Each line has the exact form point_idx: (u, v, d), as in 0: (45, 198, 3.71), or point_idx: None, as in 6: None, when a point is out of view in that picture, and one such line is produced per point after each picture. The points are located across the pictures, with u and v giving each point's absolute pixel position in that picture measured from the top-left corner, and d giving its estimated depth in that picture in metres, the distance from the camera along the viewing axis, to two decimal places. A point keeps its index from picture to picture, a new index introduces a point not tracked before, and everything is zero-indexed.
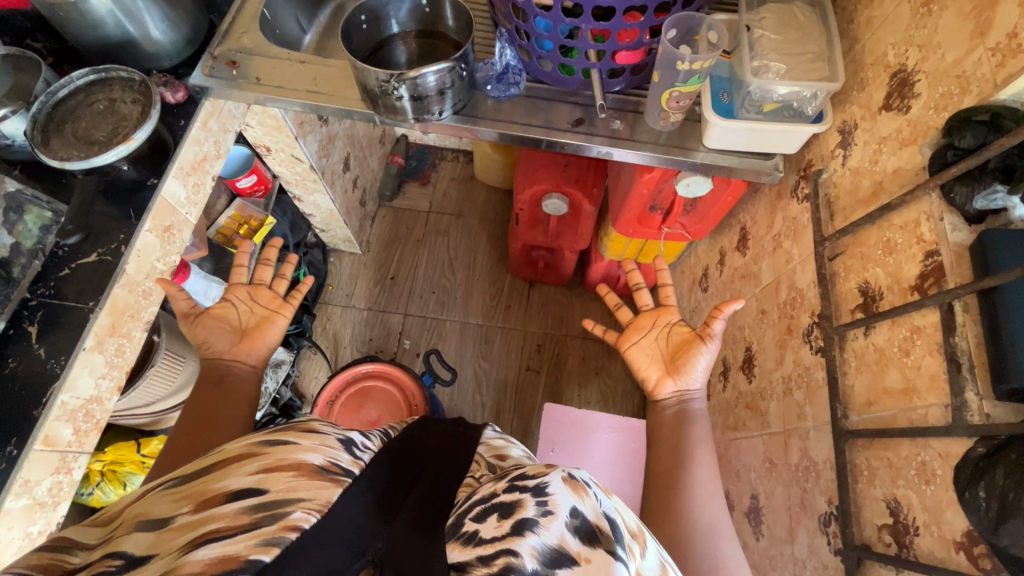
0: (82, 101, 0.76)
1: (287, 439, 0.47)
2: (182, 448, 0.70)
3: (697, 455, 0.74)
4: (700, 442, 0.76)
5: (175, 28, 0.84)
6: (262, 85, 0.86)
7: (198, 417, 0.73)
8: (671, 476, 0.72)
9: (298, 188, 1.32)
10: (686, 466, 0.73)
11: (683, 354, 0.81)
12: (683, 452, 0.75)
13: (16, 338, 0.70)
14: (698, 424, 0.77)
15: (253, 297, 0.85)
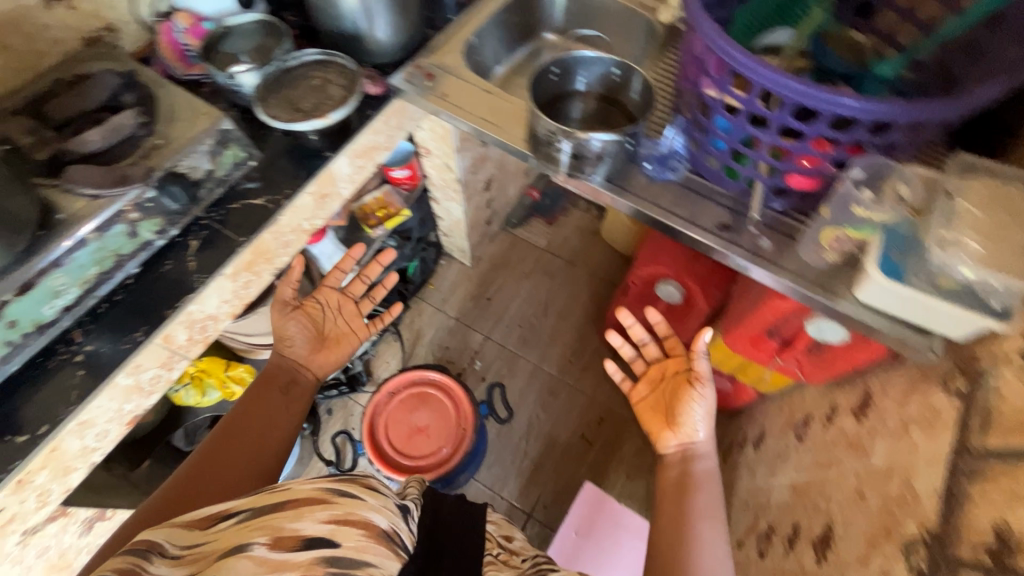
0: (304, 74, 0.88)
1: (354, 493, 0.54)
2: (235, 433, 0.81)
3: (699, 496, 0.83)
4: (702, 486, 0.85)
5: (397, 34, 0.95)
6: (444, 100, 0.94)
7: (256, 409, 0.85)
8: (676, 512, 0.81)
9: (440, 192, 1.41)
10: (690, 503, 0.82)
11: (682, 400, 0.95)
12: (690, 492, 0.84)
13: (180, 245, 0.82)
14: (701, 470, 0.88)
15: (339, 310, 1.04)
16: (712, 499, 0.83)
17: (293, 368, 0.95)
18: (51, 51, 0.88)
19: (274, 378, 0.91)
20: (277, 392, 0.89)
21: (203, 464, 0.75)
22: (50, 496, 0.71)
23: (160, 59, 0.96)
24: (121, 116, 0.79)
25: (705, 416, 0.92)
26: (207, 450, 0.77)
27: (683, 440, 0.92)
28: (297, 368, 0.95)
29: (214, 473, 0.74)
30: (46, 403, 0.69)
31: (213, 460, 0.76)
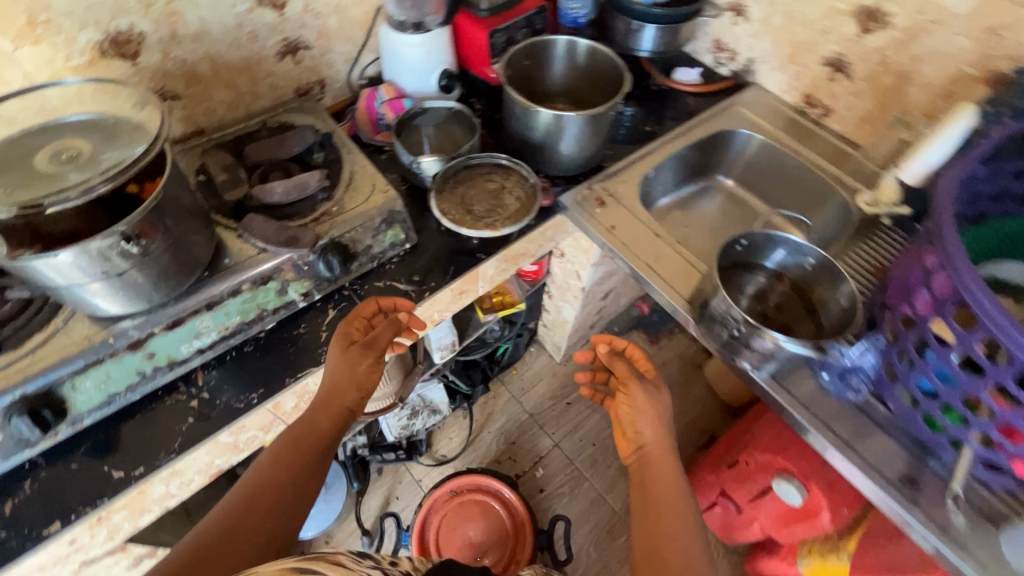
0: (484, 175, 0.88)
1: (315, 568, 0.46)
2: (275, 482, 0.59)
3: (666, 504, 0.66)
4: (658, 492, 0.67)
5: (581, 154, 0.93)
6: (611, 234, 0.89)
7: (302, 449, 0.63)
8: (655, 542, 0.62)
9: (559, 290, 1.36)
10: (661, 520, 0.64)
11: (642, 409, 0.73)
12: (656, 504, 0.66)
13: (317, 311, 0.81)
14: (658, 467, 0.70)
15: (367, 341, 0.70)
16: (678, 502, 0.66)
17: (333, 383, 0.68)
18: (265, 95, 0.94)
19: (324, 395, 0.67)
20: (333, 419, 0.67)
21: (224, 533, 0.53)
22: (115, 536, 0.69)
23: (352, 120, 1.00)
24: (308, 176, 0.81)
25: (642, 414, 0.73)
26: (233, 512, 0.55)
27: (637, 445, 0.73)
28: (344, 389, 0.68)
29: (239, 541, 0.53)
30: (149, 443, 0.68)
31: (237, 528, 0.54)
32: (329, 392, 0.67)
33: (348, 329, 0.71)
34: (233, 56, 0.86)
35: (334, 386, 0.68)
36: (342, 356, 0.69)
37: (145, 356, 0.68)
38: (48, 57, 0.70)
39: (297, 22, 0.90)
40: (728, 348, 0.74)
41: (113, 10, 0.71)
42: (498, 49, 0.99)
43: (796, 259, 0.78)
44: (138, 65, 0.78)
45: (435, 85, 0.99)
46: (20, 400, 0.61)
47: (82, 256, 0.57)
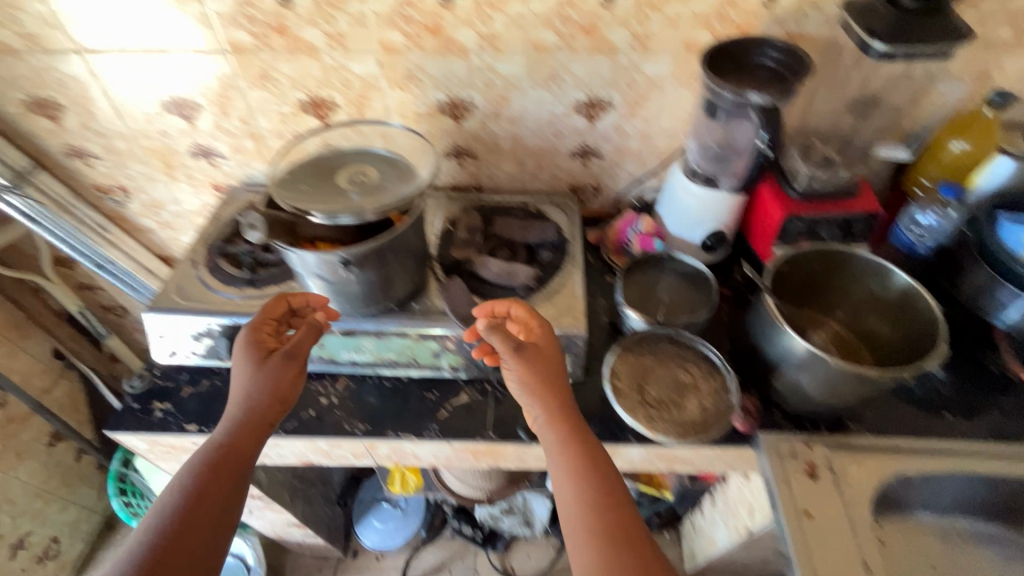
0: (682, 359, 0.74)
1: None
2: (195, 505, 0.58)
3: (605, 528, 0.55)
4: (588, 506, 0.57)
5: (819, 398, 0.72)
6: (799, 520, 0.65)
7: (222, 466, 0.62)
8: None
9: (722, 507, 1.10)
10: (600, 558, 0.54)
11: (546, 385, 0.65)
12: (591, 523, 0.56)
13: (455, 386, 0.81)
14: (575, 457, 0.61)
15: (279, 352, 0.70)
16: (612, 506, 0.57)
17: (248, 395, 0.67)
18: (543, 180, 1.00)
19: (240, 404, 0.66)
20: (257, 434, 0.66)
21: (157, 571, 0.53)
22: None
23: (603, 233, 0.99)
24: (521, 268, 0.83)
25: (540, 385, 0.65)
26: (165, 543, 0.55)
27: (551, 448, 0.63)
28: (258, 394, 0.67)
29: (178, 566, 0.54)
30: (277, 408, 0.79)
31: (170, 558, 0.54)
32: (243, 402, 0.66)
33: (262, 338, 0.71)
34: (534, 142, 0.94)
35: (251, 399, 0.66)
36: (254, 371, 0.68)
37: (317, 343, 0.80)
38: (405, 100, 0.87)
39: (603, 134, 0.93)
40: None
41: (464, 83, 0.85)
42: (791, 235, 0.84)
43: None
44: (460, 125, 0.91)
45: (698, 239, 0.90)
46: (231, 326, 0.78)
47: (318, 260, 0.68)
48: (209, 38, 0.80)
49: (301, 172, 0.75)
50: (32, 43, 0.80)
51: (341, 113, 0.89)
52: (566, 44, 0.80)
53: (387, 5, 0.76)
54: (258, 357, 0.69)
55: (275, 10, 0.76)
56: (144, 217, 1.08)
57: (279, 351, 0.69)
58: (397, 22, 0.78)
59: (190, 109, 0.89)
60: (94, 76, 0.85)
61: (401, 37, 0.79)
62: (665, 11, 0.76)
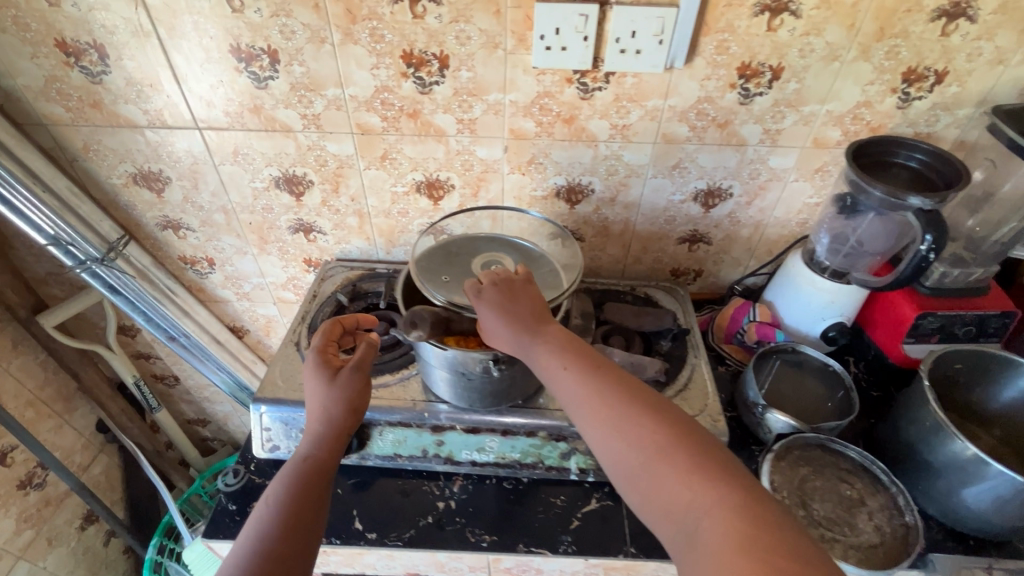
0: (841, 469, 0.69)
1: None
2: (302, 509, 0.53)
3: (652, 439, 0.47)
4: (612, 401, 0.50)
5: (992, 519, 0.67)
6: None
7: (302, 474, 0.56)
8: (684, 511, 0.43)
9: None
10: (664, 476, 0.45)
11: (533, 321, 0.59)
12: (636, 436, 0.48)
13: (581, 491, 0.75)
14: (591, 382, 0.53)
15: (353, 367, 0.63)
16: (657, 416, 0.49)
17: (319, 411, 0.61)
18: (646, 264, 0.98)
19: (315, 421, 0.61)
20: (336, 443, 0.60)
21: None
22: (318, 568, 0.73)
23: (710, 318, 0.96)
24: (648, 361, 0.79)
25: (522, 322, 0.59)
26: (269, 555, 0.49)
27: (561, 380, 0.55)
28: (328, 405, 0.61)
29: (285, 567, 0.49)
30: (390, 513, 0.71)
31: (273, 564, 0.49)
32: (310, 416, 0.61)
33: (326, 359, 0.64)
34: (645, 227, 0.93)
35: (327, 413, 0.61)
36: (331, 389, 0.62)
37: (436, 440, 0.74)
38: (524, 185, 0.86)
39: (716, 222, 0.92)
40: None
41: (587, 170, 0.84)
42: (923, 333, 0.81)
43: None
44: (574, 209, 0.90)
45: (818, 332, 0.88)
46: None
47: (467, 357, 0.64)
48: (340, 121, 0.79)
49: (435, 257, 0.72)
50: (155, 118, 0.79)
51: (456, 194, 0.88)
52: (696, 137, 0.80)
53: (526, 95, 0.76)
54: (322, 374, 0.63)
55: (412, 96, 0.76)
56: (223, 288, 1.04)
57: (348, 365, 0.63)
58: (532, 111, 0.78)
59: (300, 186, 0.87)
60: (210, 152, 0.83)
61: (533, 124, 0.79)
62: (800, 111, 0.77)
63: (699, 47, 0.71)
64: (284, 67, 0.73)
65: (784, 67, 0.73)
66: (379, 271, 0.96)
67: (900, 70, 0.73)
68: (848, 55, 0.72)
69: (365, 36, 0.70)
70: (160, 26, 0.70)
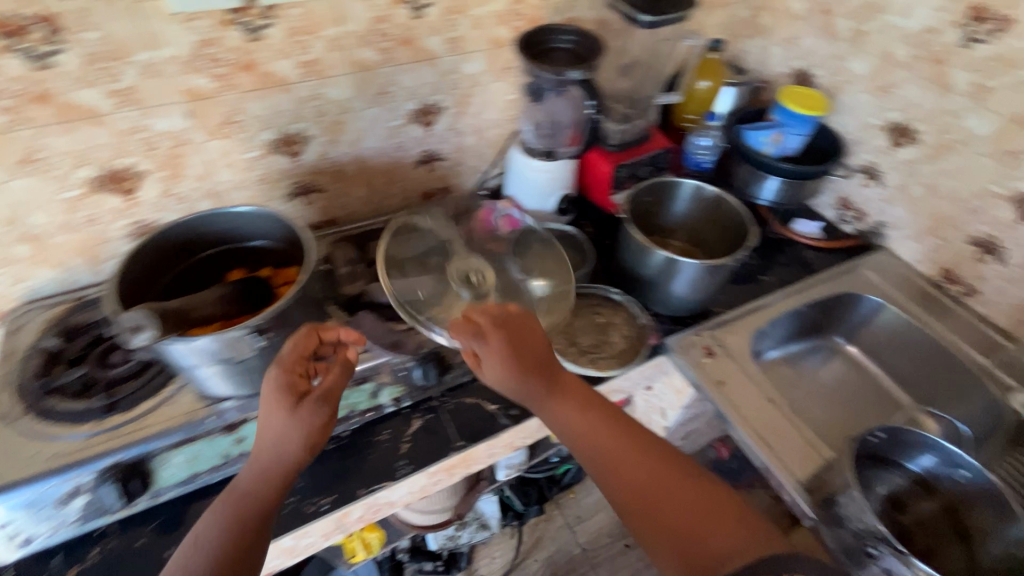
0: (591, 306, 0.85)
1: None
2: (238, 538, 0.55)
3: (648, 467, 0.62)
4: (637, 454, 0.62)
5: (693, 299, 0.90)
6: (717, 389, 0.82)
7: (245, 511, 0.56)
8: (675, 526, 0.57)
9: None
10: (673, 506, 0.59)
11: (538, 376, 0.66)
12: (642, 468, 0.61)
13: (401, 418, 0.78)
14: (601, 429, 0.64)
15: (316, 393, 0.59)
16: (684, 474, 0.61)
17: (265, 434, 0.58)
18: (396, 195, 1.01)
19: (263, 449, 0.58)
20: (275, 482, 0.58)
21: None
22: None
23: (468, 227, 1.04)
24: (420, 281, 0.84)
25: (537, 380, 0.65)
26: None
27: (567, 428, 0.65)
28: (276, 435, 0.58)
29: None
30: None
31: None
32: (263, 438, 0.58)
33: (286, 379, 0.59)
34: (378, 160, 0.94)
35: (279, 447, 0.58)
36: (286, 420, 0.58)
37: (236, 437, 0.68)
38: (230, 149, 0.78)
39: (441, 137, 0.97)
40: (852, 557, 0.62)
41: (293, 116, 0.80)
42: (622, 183, 1.00)
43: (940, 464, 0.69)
44: (298, 161, 0.86)
45: (551, 207, 1.02)
46: (114, 466, 0.62)
47: (221, 342, 0.59)
48: None
49: None
50: None
51: (152, 181, 0.76)
52: (389, 58, 0.82)
53: (184, 47, 0.67)
54: (284, 380, 0.59)
55: (29, 75, 0.61)
56: None
57: (313, 394, 0.59)
58: (202, 65, 0.69)
59: None
60: None
61: (209, 80, 0.71)
62: (469, 15, 0.84)
63: None
64: None
65: None
66: (92, 297, 0.80)
67: None
68: None
69: None
70: None
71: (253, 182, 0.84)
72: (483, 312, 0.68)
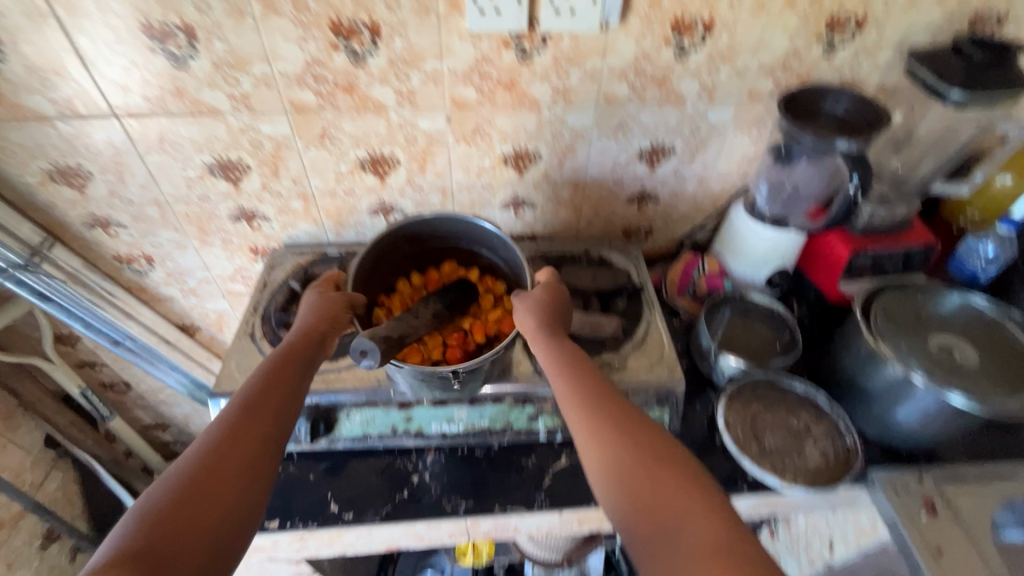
0: (786, 406, 0.74)
1: None
2: (252, 415, 0.53)
3: (613, 444, 0.52)
4: (621, 421, 0.54)
5: (913, 430, 0.73)
6: (933, 560, 0.65)
7: (277, 376, 0.57)
8: (653, 504, 0.47)
9: (784, 536, 1.11)
10: (651, 472, 0.49)
11: (553, 329, 0.65)
12: (594, 413, 0.55)
13: (549, 450, 0.77)
14: (594, 392, 0.58)
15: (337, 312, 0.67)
16: (663, 454, 0.51)
17: (308, 317, 0.65)
18: (598, 225, 1.00)
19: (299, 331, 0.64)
20: (305, 348, 0.62)
21: (225, 439, 0.50)
22: (299, 553, 0.74)
23: (663, 274, 0.99)
24: (606, 320, 0.81)
25: (547, 332, 0.64)
26: (175, 499, 0.44)
27: (561, 376, 0.60)
28: (317, 321, 0.65)
29: (207, 511, 0.45)
30: (364, 492, 0.72)
31: (191, 505, 0.45)
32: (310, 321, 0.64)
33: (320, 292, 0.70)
34: (594, 189, 0.94)
35: (310, 320, 0.65)
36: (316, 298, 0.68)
37: (405, 416, 0.74)
38: (471, 155, 0.85)
39: (662, 179, 0.94)
40: None
41: (533, 135, 0.84)
42: (858, 271, 0.86)
43: None
44: (522, 176, 0.90)
45: (762, 277, 0.92)
46: (312, 407, 0.72)
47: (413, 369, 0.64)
48: (269, 99, 0.75)
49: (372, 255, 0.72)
50: (65, 108, 0.73)
51: (402, 170, 0.86)
52: (637, 96, 0.81)
53: (464, 62, 0.74)
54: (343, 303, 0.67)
55: (346, 69, 0.73)
56: (167, 286, 1.00)
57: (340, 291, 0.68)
58: (472, 79, 0.76)
59: (236, 172, 0.83)
60: (134, 141, 0.78)
61: (474, 92, 0.78)
62: (734, 63, 0.79)
63: (632, 4, 0.71)
64: (202, 45, 0.69)
65: (716, 20, 0.74)
66: (330, 255, 0.94)
67: (825, 19, 0.76)
68: (775, 6, 0.73)
69: (289, 7, 0.67)
70: (56, 4, 0.64)
71: (479, 187, 0.91)
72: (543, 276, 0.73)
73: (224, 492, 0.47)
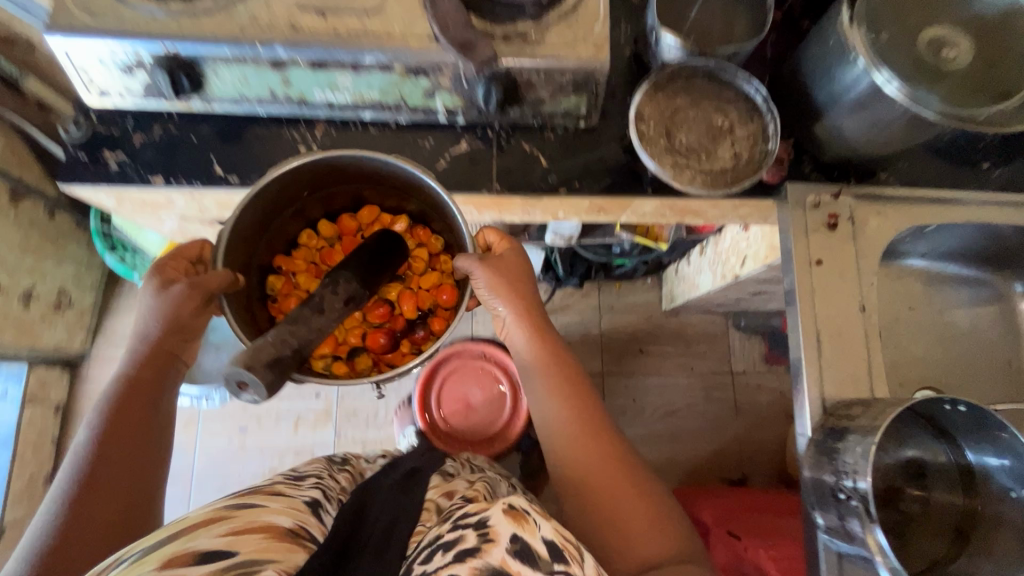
0: (713, 100, 0.65)
1: (251, 509, 0.50)
2: (116, 442, 0.63)
3: (580, 429, 0.67)
4: (582, 414, 0.68)
5: (853, 143, 0.64)
6: (809, 268, 0.65)
7: (135, 402, 0.66)
8: (603, 492, 0.62)
9: (710, 253, 1.17)
10: (603, 465, 0.64)
11: (528, 313, 0.72)
12: (564, 398, 0.68)
13: (450, 133, 0.71)
14: (563, 377, 0.70)
15: (189, 299, 0.67)
16: (612, 453, 0.65)
17: (149, 325, 0.69)
18: None
19: (149, 342, 0.69)
20: (158, 366, 0.69)
21: (96, 470, 0.60)
22: (204, 211, 0.76)
23: None
24: None
25: (525, 315, 0.71)
26: (59, 536, 0.56)
27: (535, 367, 0.71)
28: (159, 331, 0.68)
29: (86, 535, 0.57)
30: (250, 157, 0.70)
31: (71, 537, 0.56)
32: (159, 330, 0.68)
33: (173, 271, 0.70)
34: None
35: (152, 330, 0.69)
36: (162, 295, 0.68)
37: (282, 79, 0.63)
38: None
39: None
40: (820, 498, 0.56)
41: None
42: None
43: (993, 469, 0.57)
44: None
45: None
46: (167, 56, 0.59)
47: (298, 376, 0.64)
48: None
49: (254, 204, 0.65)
50: None
51: None
52: None
53: None
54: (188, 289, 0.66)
55: None
56: None
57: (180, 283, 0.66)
58: None
59: None
60: None
61: None
62: None
63: None
64: None
65: None
66: None
67: None
68: None
69: None
70: None
71: None
72: (496, 239, 0.74)
73: (97, 518, 0.58)
